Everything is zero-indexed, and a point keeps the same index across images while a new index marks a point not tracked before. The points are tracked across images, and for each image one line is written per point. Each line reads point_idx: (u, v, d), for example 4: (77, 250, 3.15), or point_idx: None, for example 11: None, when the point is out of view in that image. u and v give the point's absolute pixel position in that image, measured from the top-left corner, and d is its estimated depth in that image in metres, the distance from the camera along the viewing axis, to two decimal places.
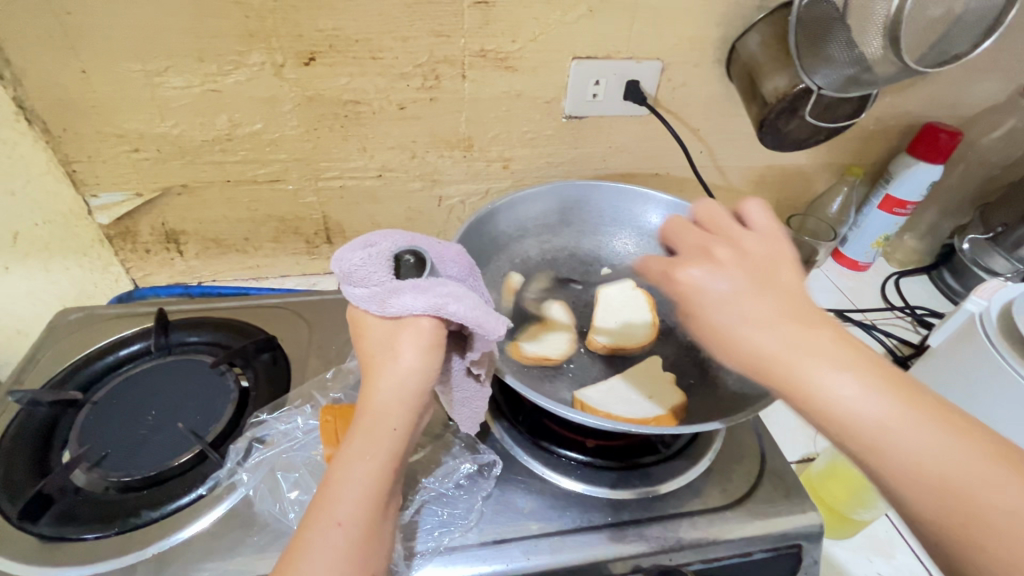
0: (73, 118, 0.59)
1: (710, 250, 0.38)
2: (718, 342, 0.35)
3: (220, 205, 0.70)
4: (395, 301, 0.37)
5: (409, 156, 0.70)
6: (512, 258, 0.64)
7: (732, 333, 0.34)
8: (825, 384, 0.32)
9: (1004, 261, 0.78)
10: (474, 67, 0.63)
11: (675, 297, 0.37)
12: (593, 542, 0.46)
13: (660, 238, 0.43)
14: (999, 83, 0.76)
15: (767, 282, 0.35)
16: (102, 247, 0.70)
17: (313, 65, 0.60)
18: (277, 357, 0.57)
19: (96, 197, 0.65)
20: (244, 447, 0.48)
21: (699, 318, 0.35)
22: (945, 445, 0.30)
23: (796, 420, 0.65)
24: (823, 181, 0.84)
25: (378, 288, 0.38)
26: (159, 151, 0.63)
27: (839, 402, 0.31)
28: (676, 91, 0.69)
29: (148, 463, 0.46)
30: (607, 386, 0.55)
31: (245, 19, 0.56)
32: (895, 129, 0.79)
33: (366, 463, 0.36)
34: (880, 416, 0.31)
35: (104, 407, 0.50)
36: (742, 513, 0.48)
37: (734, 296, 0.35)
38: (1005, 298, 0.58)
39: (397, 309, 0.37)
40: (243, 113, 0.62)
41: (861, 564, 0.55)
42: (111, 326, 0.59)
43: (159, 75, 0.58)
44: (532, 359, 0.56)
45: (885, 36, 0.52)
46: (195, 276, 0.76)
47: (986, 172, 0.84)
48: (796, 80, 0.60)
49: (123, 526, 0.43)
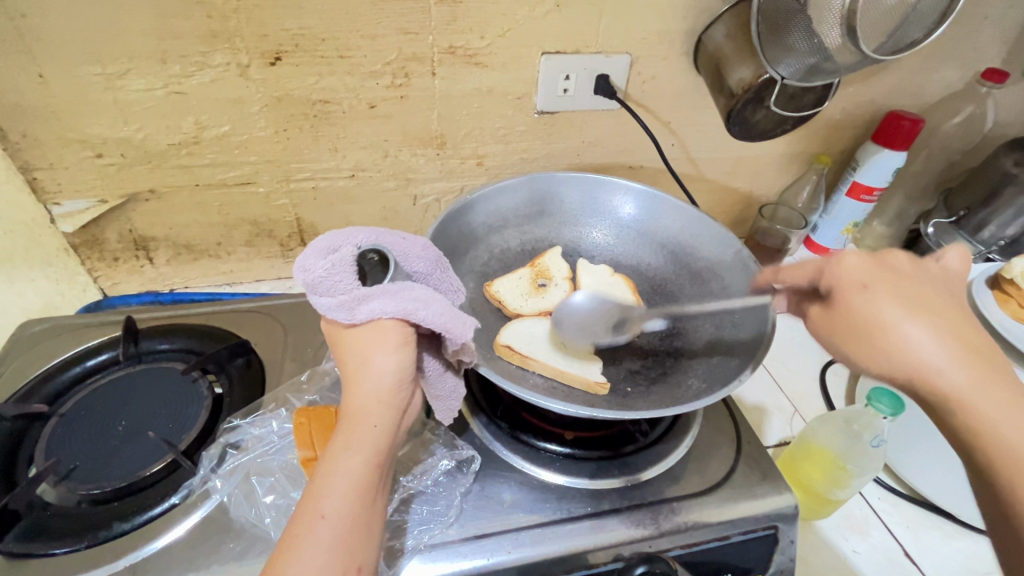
0: (32, 124, 0.57)
1: (883, 279, 0.40)
2: (892, 363, 0.38)
3: (190, 210, 0.68)
4: (364, 309, 0.37)
5: (382, 155, 0.69)
6: (490, 249, 0.65)
7: (926, 360, 0.37)
8: (992, 411, 0.35)
9: (966, 243, 0.82)
10: (443, 64, 0.63)
11: (845, 315, 0.40)
12: (574, 533, 0.46)
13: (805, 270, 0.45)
14: (957, 71, 0.78)
15: (954, 326, 0.38)
16: (67, 256, 0.68)
17: (279, 65, 0.59)
18: (252, 362, 0.56)
19: (59, 205, 0.63)
20: (217, 453, 0.47)
21: (876, 338, 0.38)
22: (1015, 420, 0.34)
23: (772, 406, 0.67)
24: (793, 171, 0.85)
25: (345, 296, 0.37)
26: (123, 156, 0.62)
27: (996, 421, 0.35)
28: (647, 84, 0.70)
29: (119, 474, 0.45)
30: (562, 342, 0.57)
31: (207, 19, 0.54)
32: (860, 119, 0.81)
33: (348, 457, 0.36)
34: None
35: (73, 420, 0.49)
36: (720, 497, 0.49)
37: (939, 336, 0.37)
38: (964, 280, 0.62)
39: (367, 315, 0.37)
40: (208, 115, 0.61)
41: (838, 543, 0.56)
42: (78, 336, 0.58)
43: (120, 78, 0.56)
44: (496, 300, 0.60)
45: (843, 26, 0.53)
46: (166, 283, 0.75)
47: (947, 158, 0.87)
48: (761, 70, 0.60)
49: (94, 539, 0.42)
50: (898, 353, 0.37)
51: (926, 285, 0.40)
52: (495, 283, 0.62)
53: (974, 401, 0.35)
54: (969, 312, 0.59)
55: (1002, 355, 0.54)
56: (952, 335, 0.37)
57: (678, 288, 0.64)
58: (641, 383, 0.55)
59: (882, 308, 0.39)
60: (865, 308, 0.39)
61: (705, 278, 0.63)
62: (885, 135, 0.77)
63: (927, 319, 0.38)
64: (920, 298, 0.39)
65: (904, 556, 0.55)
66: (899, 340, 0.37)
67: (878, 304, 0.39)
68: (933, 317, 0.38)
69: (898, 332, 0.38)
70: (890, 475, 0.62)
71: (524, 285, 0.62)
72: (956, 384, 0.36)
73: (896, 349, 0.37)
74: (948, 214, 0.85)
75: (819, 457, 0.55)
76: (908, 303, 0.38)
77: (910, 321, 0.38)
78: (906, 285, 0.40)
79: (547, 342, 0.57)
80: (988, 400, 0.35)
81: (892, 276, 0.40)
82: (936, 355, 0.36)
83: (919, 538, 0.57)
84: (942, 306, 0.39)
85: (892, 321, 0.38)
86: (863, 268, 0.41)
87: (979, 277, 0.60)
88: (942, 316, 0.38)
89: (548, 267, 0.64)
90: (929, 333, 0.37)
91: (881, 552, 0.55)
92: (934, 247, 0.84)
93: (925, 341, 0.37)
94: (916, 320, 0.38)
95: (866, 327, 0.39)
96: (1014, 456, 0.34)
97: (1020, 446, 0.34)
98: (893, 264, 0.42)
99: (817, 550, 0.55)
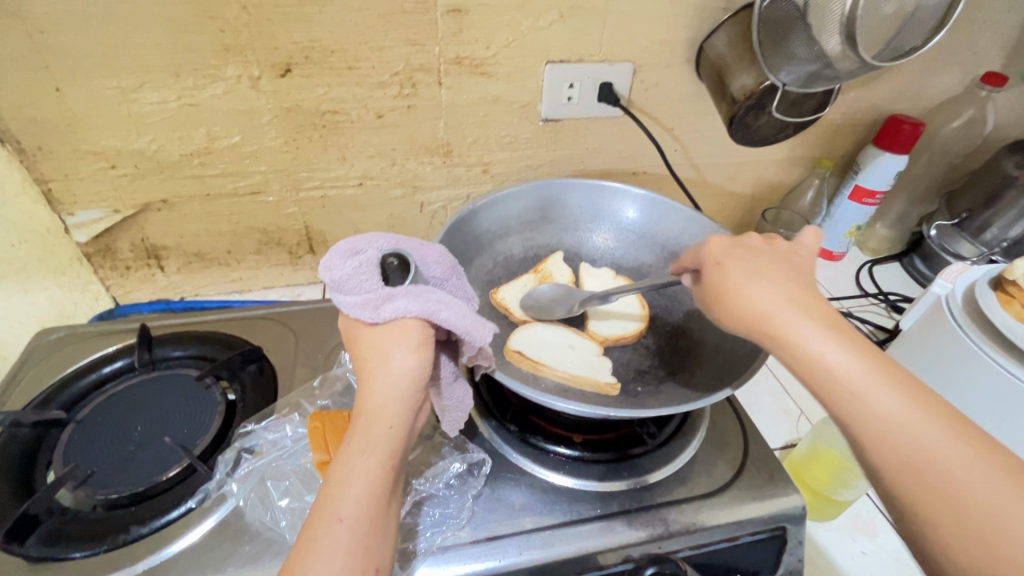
0: (49, 136, 0.58)
1: (720, 260, 0.45)
2: (741, 319, 0.41)
3: (201, 219, 0.70)
4: (389, 307, 0.38)
5: (390, 164, 0.70)
6: (495, 256, 0.66)
7: (767, 311, 0.40)
8: (827, 355, 0.37)
9: (970, 245, 0.82)
10: (450, 74, 0.64)
11: (709, 285, 0.44)
12: (584, 534, 0.46)
13: (691, 258, 0.49)
14: (956, 75, 0.78)
15: (806, 292, 0.41)
16: (81, 265, 0.69)
17: (289, 76, 0.60)
18: (264, 368, 0.57)
19: (73, 215, 0.65)
20: (232, 458, 0.48)
21: (726, 301, 0.42)
22: (848, 362, 0.36)
23: (778, 408, 0.67)
24: (795, 175, 0.86)
25: (371, 295, 0.38)
26: (136, 167, 0.63)
27: (829, 363, 0.36)
28: (650, 91, 0.71)
29: (137, 479, 0.46)
30: (572, 346, 0.58)
31: (220, 33, 0.56)
32: (861, 123, 0.82)
33: (364, 459, 0.36)
34: (863, 390, 0.35)
35: (90, 426, 0.50)
36: (728, 499, 0.50)
37: (783, 295, 0.40)
38: (967, 282, 0.62)
39: (391, 313, 0.38)
40: (220, 126, 0.62)
41: (845, 544, 0.56)
42: (93, 344, 0.59)
43: (135, 91, 0.58)
44: (503, 306, 0.61)
45: (842, 33, 0.53)
46: (177, 291, 0.76)
47: (947, 161, 0.88)
48: (762, 77, 0.62)
49: (113, 543, 0.43)
50: (740, 310, 0.41)
51: (767, 254, 0.44)
52: (502, 290, 0.63)
53: (813, 349, 0.37)
54: (974, 314, 0.59)
55: (1006, 355, 0.55)
56: (784, 289, 0.41)
57: (680, 290, 0.65)
58: (651, 382, 0.56)
59: (738, 273, 0.43)
60: (718, 278, 0.44)
61: None
62: (886, 138, 0.78)
63: (767, 279, 0.41)
64: (757, 262, 0.43)
65: (912, 556, 0.56)
66: (750, 297, 0.41)
67: (727, 273, 0.43)
68: (773, 275, 0.41)
69: (746, 293, 0.41)
70: None
71: (529, 290, 0.64)
72: (797, 332, 0.38)
73: (744, 305, 0.41)
74: (951, 216, 0.86)
75: (827, 459, 0.55)
76: (749, 269, 0.43)
77: (749, 281, 0.41)
78: (749, 254, 0.44)
79: (556, 348, 0.57)
80: (825, 349, 0.37)
81: (745, 249, 0.45)
82: (775, 305, 0.40)
83: None
84: (789, 270, 0.43)
85: (737, 281, 0.42)
86: (721, 247, 0.46)
87: (981, 279, 0.60)
88: (789, 279, 0.42)
89: (552, 273, 0.65)
90: (773, 292, 0.40)
91: (889, 553, 0.56)
92: (938, 249, 0.85)
93: (766, 296, 0.40)
94: (755, 281, 0.41)
95: (719, 291, 0.43)
96: (849, 394, 0.35)
97: (856, 385, 0.35)
98: (747, 243, 0.46)
99: (826, 551, 0.55)
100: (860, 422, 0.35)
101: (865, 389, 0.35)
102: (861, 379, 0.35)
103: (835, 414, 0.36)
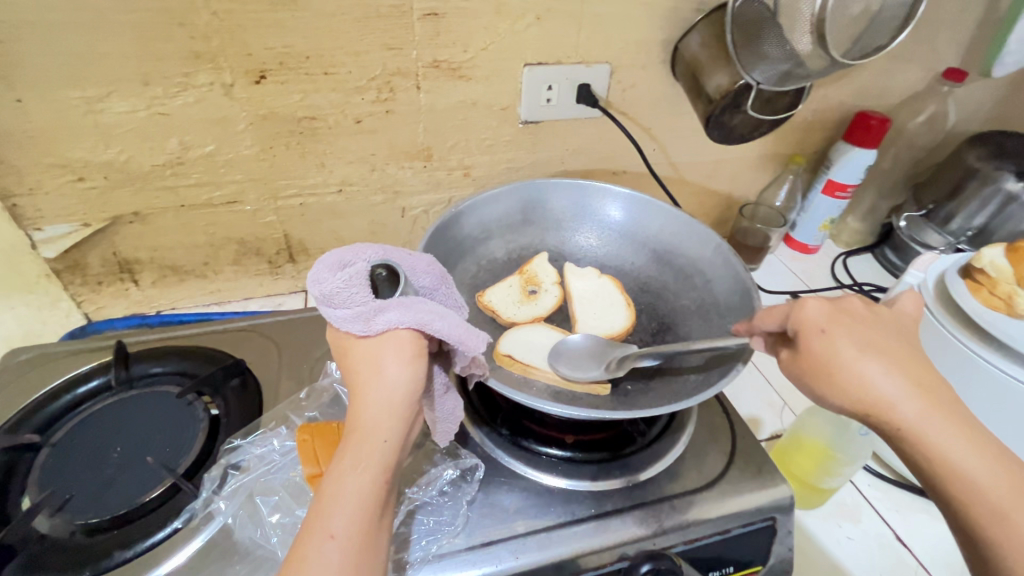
0: (10, 149, 0.56)
1: (828, 329, 0.40)
2: (860, 403, 0.38)
3: (175, 231, 0.68)
4: (382, 319, 0.38)
5: (369, 170, 0.70)
6: (478, 260, 0.66)
7: (885, 398, 0.37)
8: (956, 453, 0.35)
9: (937, 235, 0.85)
10: (428, 78, 0.64)
11: (815, 364, 0.40)
12: (579, 535, 0.46)
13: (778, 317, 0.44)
14: (919, 71, 0.81)
15: (916, 374, 0.38)
16: (49, 282, 0.66)
17: (264, 83, 0.59)
18: (247, 382, 0.56)
19: (40, 230, 0.62)
20: (219, 475, 0.47)
21: (836, 381, 0.39)
22: (981, 462, 0.35)
23: (762, 401, 0.69)
24: (770, 172, 0.88)
25: (362, 307, 0.38)
26: (106, 179, 0.61)
27: (959, 460, 0.35)
28: (626, 92, 0.72)
29: (117, 502, 0.45)
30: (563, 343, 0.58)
31: (190, 40, 0.54)
32: (831, 120, 0.84)
33: (357, 475, 0.36)
34: (997, 496, 0.34)
35: (66, 448, 0.48)
36: (717, 492, 0.50)
37: (896, 381, 0.37)
38: (938, 270, 0.65)
39: (385, 326, 0.37)
40: (193, 135, 0.61)
41: (831, 530, 0.57)
42: (66, 363, 0.57)
43: (102, 100, 0.56)
44: (489, 308, 0.61)
45: (813, 33, 0.55)
46: (153, 305, 0.74)
47: (913, 154, 0.91)
48: (737, 77, 0.63)
49: (95, 569, 0.41)
50: (854, 393, 0.38)
51: (872, 323, 0.41)
52: (487, 292, 0.63)
53: (944, 450, 0.35)
54: (943, 301, 0.61)
55: (974, 338, 0.57)
56: (905, 371, 0.38)
57: (663, 286, 0.66)
58: (640, 379, 0.56)
59: (847, 351, 0.39)
60: (825, 351, 0.40)
61: (688, 274, 0.65)
62: (856, 135, 0.80)
63: (882, 358, 0.38)
64: (868, 334, 0.40)
65: (895, 539, 0.57)
66: (864, 382, 0.38)
67: (839, 345, 0.39)
68: (888, 356, 0.39)
69: (861, 375, 0.38)
70: (878, 462, 0.64)
71: (515, 293, 0.64)
72: (917, 423, 0.36)
73: (861, 392, 0.38)
74: (918, 208, 0.88)
75: (813, 451, 0.57)
76: (863, 341, 0.39)
77: (864, 360, 0.38)
78: (860, 323, 0.41)
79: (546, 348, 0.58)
80: (953, 449, 0.35)
81: (849, 316, 0.41)
82: (894, 392, 0.37)
83: (908, 520, 0.59)
84: (899, 345, 0.40)
85: (850, 358, 0.38)
86: (825, 311, 0.41)
87: (950, 268, 0.63)
88: (899, 359, 0.39)
89: (538, 273, 0.65)
90: (890, 378, 0.37)
91: (873, 537, 0.57)
92: (908, 240, 0.88)
93: (883, 382, 0.37)
94: (872, 360, 0.38)
95: (824, 367, 0.39)
96: (983, 496, 0.34)
97: (990, 486, 0.34)
98: (852, 307, 0.42)
99: (813, 539, 0.57)
100: (988, 523, 0.34)
101: (993, 494, 0.34)
102: (992, 478, 0.34)
103: (961, 518, 0.35)
